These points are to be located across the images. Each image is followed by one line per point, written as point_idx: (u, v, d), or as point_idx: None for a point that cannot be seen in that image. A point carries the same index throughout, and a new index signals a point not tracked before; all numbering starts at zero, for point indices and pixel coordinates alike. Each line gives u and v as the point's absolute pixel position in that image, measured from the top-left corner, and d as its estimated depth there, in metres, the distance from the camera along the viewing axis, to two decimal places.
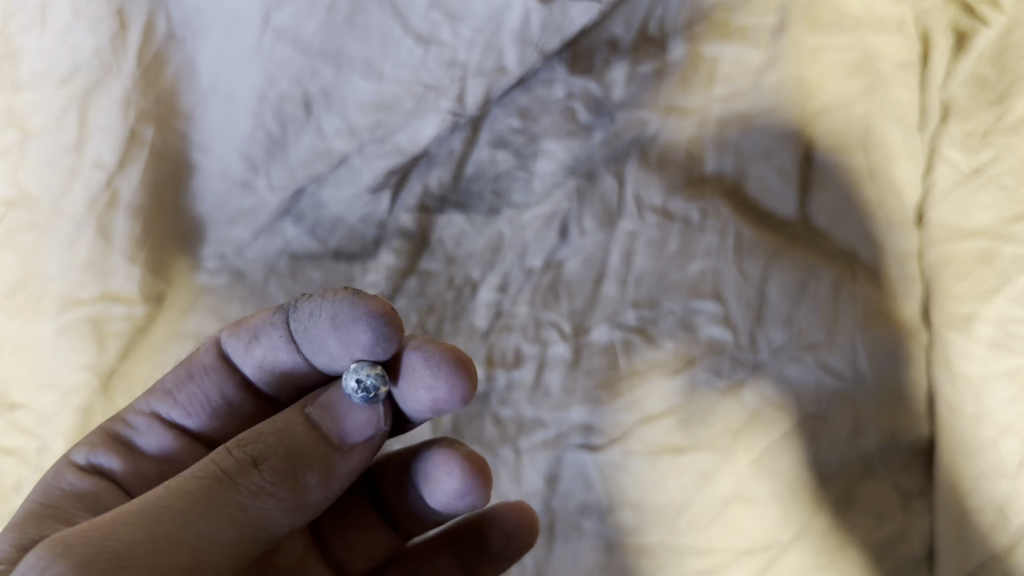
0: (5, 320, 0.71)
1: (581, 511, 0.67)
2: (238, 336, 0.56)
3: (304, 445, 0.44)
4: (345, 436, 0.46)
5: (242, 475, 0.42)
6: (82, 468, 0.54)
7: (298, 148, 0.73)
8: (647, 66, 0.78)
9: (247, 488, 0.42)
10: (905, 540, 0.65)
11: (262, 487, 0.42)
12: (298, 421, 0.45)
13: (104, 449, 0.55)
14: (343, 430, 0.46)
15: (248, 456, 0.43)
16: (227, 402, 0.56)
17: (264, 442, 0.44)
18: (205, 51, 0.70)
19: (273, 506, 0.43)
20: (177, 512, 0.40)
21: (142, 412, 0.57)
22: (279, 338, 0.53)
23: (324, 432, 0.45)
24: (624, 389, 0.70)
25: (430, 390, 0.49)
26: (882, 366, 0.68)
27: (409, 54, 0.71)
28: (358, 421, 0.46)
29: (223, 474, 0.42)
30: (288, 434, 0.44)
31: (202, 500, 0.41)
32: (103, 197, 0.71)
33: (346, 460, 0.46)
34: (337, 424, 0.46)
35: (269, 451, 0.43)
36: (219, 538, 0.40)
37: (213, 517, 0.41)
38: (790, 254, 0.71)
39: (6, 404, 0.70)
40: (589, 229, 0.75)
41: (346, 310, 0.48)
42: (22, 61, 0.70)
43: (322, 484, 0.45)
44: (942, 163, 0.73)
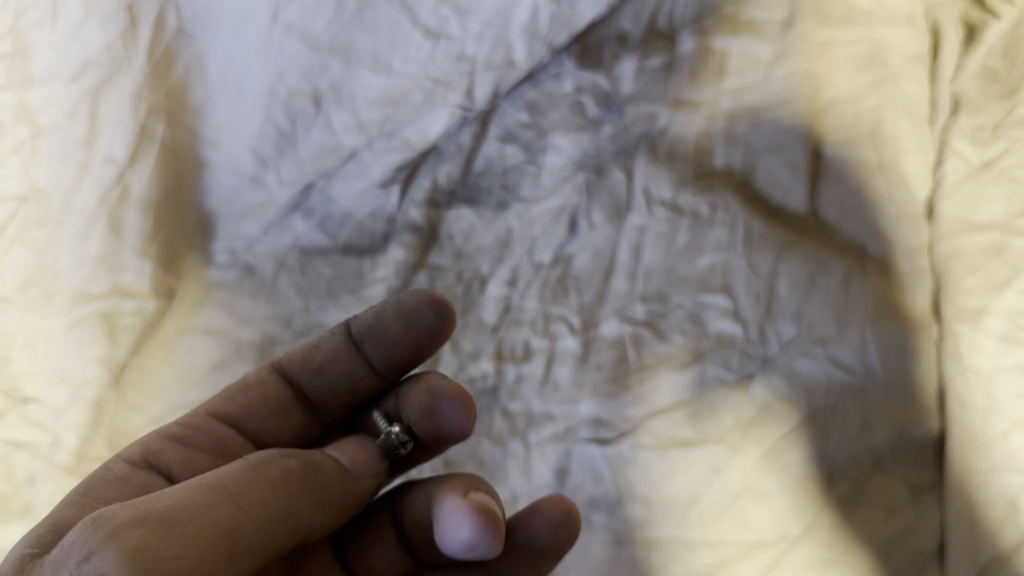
0: (16, 316, 0.70)
1: (591, 505, 0.67)
2: (296, 352, 0.62)
3: (322, 463, 0.49)
4: (355, 468, 0.54)
5: (271, 462, 0.45)
6: (133, 458, 0.55)
7: (308, 143, 0.75)
8: (656, 60, 0.79)
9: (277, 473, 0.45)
10: (915, 533, 0.64)
11: (293, 477, 0.45)
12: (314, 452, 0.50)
13: (155, 442, 0.56)
14: (355, 465, 0.51)
15: (275, 454, 0.46)
16: (286, 409, 0.61)
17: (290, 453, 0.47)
18: (216, 47, 0.72)
19: (303, 499, 0.45)
20: (214, 486, 0.42)
21: (199, 414, 0.59)
22: (340, 345, 0.60)
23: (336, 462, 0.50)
24: (634, 382, 0.70)
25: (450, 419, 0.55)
26: (892, 361, 0.67)
27: (418, 49, 0.74)
28: (364, 456, 0.55)
29: (252, 462, 0.45)
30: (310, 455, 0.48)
31: (238, 477, 0.43)
32: (115, 191, 0.72)
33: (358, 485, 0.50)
34: (349, 463, 0.54)
35: (295, 457, 0.47)
36: (261, 505, 0.42)
37: (251, 489, 0.42)
38: (801, 246, 0.72)
39: (17, 398, 0.67)
40: (598, 223, 0.75)
41: (412, 300, 0.58)
42: (34, 58, 0.71)
43: (340, 498, 0.49)
44: (951, 156, 0.73)
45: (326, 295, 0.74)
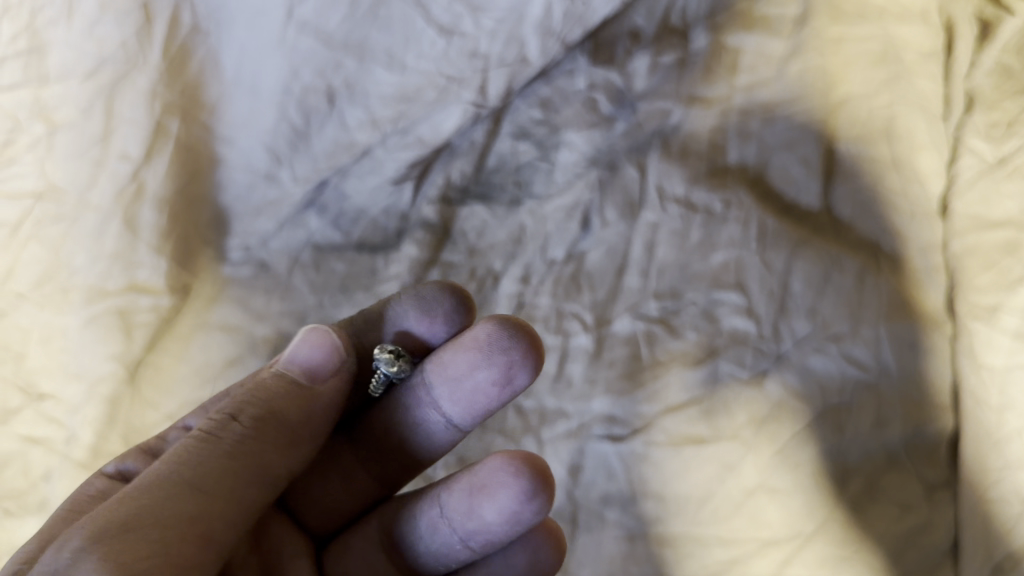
0: (33, 312, 0.71)
1: (603, 501, 0.67)
2: None
3: (273, 392, 0.50)
4: (313, 373, 0.52)
5: (223, 429, 0.48)
6: (109, 475, 0.58)
7: (321, 139, 0.73)
8: (669, 56, 0.77)
9: (232, 437, 0.47)
10: (929, 531, 0.65)
11: (245, 435, 0.48)
12: (264, 375, 0.52)
13: (133, 458, 0.59)
14: (308, 369, 0.52)
15: (225, 412, 0.49)
16: None
17: (239, 400, 0.49)
18: (229, 42, 0.70)
19: (262, 449, 0.48)
20: (175, 468, 0.45)
21: (178, 427, 0.60)
22: None
23: (289, 376, 0.51)
24: (647, 379, 0.70)
25: (490, 370, 0.56)
26: (906, 358, 0.67)
27: (432, 45, 0.71)
28: (322, 358, 0.53)
29: (207, 436, 0.47)
30: (261, 390, 0.50)
31: (196, 461, 0.46)
32: (130, 188, 0.72)
33: (320, 395, 0.52)
34: (303, 366, 0.52)
35: (244, 407, 0.49)
36: (216, 480, 0.46)
37: (214, 466, 0.46)
38: (814, 243, 0.71)
39: (34, 394, 0.70)
40: (611, 220, 0.75)
41: (435, 298, 0.60)
42: (49, 56, 0.70)
43: (303, 423, 0.51)
44: (967, 154, 0.72)
45: (339, 292, 0.75)
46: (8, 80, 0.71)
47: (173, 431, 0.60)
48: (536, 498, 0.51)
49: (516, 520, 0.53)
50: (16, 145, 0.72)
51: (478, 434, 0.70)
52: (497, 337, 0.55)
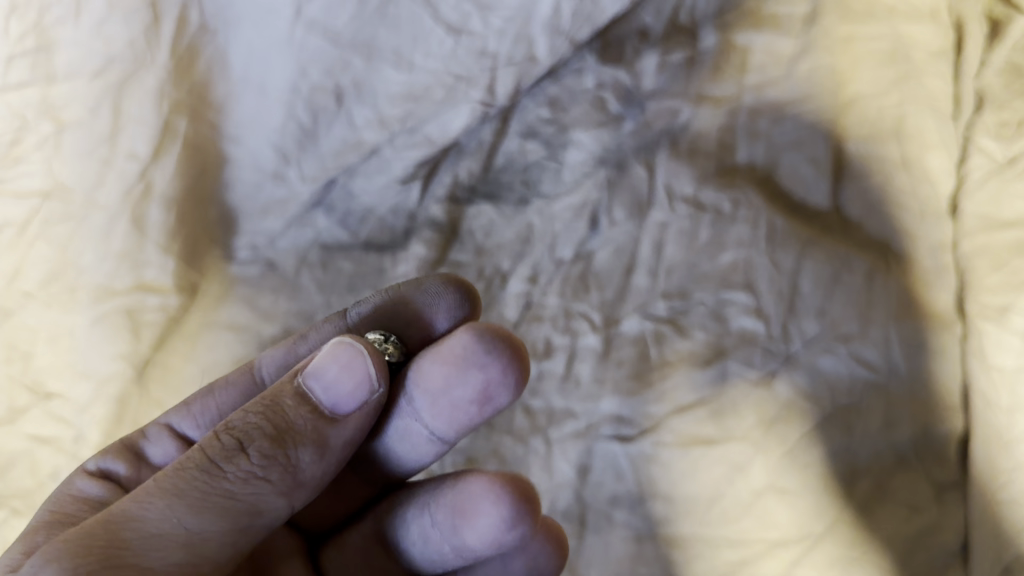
0: (40, 311, 0.71)
1: (612, 502, 0.67)
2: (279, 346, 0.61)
3: (293, 422, 0.44)
4: (335, 406, 0.46)
5: (229, 462, 0.43)
6: (90, 472, 0.56)
7: (329, 138, 0.73)
8: (678, 55, 0.77)
9: (236, 475, 0.43)
10: (938, 532, 0.64)
11: (252, 471, 0.43)
12: (286, 394, 0.45)
13: (114, 456, 0.57)
14: (330, 398, 0.45)
15: (236, 440, 0.43)
16: None
17: (253, 424, 0.44)
18: (238, 41, 0.70)
19: (264, 489, 0.43)
20: (167, 481, 0.43)
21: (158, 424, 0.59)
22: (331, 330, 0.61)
23: (310, 404, 0.45)
24: (655, 379, 0.69)
25: (440, 320, 0.57)
26: (914, 358, 0.67)
27: (440, 45, 0.71)
28: (342, 377, 0.45)
29: (211, 462, 0.43)
30: (274, 412, 0.45)
31: (191, 499, 0.42)
32: (138, 188, 0.71)
33: (339, 431, 0.46)
34: (326, 391, 0.45)
35: (251, 433, 0.44)
36: (225, 520, 0.42)
37: (202, 499, 0.42)
38: (824, 243, 0.71)
39: (41, 394, 0.70)
40: (619, 219, 0.75)
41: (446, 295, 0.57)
42: (57, 54, 0.70)
43: (316, 460, 0.45)
44: (975, 152, 0.72)
45: (347, 291, 0.75)
46: (17, 79, 0.71)
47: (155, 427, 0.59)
48: (519, 521, 0.47)
49: (496, 544, 0.48)
50: (24, 144, 0.71)
51: (485, 434, 0.70)
52: (440, 290, 0.57)
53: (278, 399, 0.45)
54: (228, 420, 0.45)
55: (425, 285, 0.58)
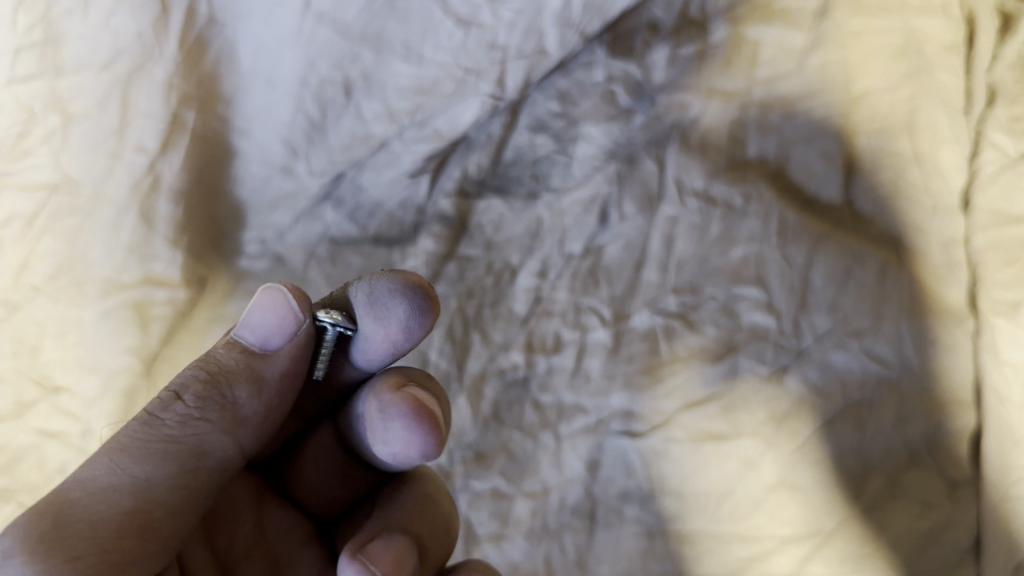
0: (48, 305, 0.70)
1: (622, 498, 0.67)
2: None
3: (221, 367, 0.49)
4: (264, 343, 0.49)
5: (166, 410, 0.48)
6: None
7: (338, 133, 0.73)
8: (688, 48, 0.77)
9: (174, 420, 0.47)
10: (951, 529, 0.64)
11: (188, 414, 0.47)
12: (219, 348, 0.50)
13: None
14: (260, 339, 0.49)
15: (173, 392, 0.48)
16: None
17: (186, 375, 0.49)
18: (246, 34, 0.69)
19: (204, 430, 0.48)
20: (113, 439, 0.47)
21: None
22: None
23: (242, 347, 0.50)
24: (666, 375, 0.69)
25: (388, 335, 0.51)
26: (927, 354, 0.67)
27: (449, 37, 0.70)
28: (268, 321, 0.49)
29: (151, 415, 0.48)
30: (208, 362, 0.49)
31: (130, 446, 0.46)
32: (145, 180, 0.71)
33: (270, 364, 0.50)
34: (255, 332, 0.49)
35: (186, 382, 0.48)
36: (166, 465, 0.46)
37: (144, 445, 0.46)
38: (835, 238, 0.71)
39: (49, 388, 0.69)
40: (629, 214, 0.75)
41: (392, 300, 0.50)
42: (65, 46, 0.68)
43: (254, 396, 0.49)
44: (988, 147, 0.72)
45: None
46: (24, 71, 0.69)
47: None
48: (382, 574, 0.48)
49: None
50: (31, 137, 0.70)
51: (494, 430, 0.70)
52: (392, 299, 0.50)
53: (211, 355, 0.50)
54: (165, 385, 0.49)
55: (376, 289, 0.50)
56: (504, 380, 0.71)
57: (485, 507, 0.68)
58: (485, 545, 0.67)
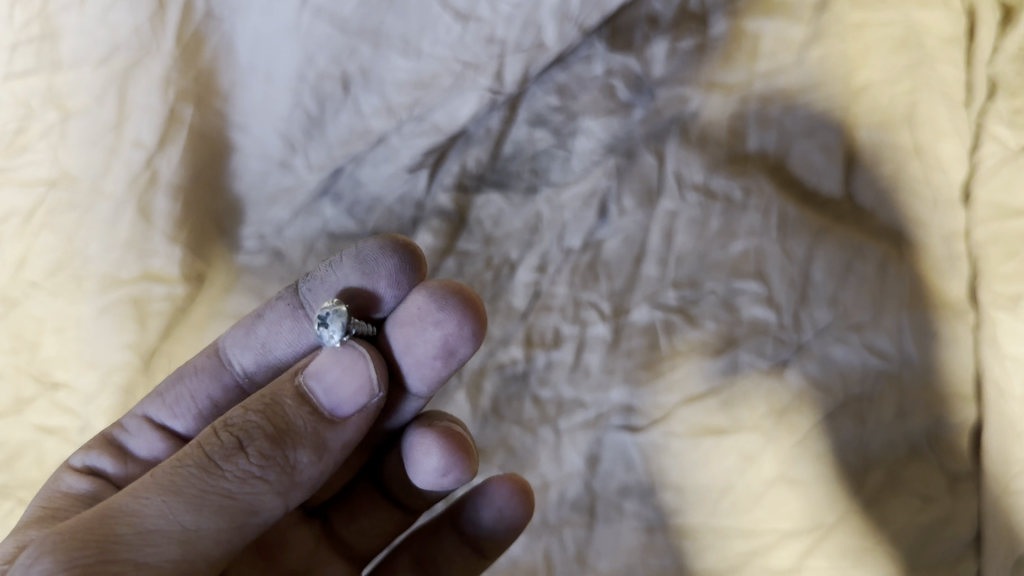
0: (47, 301, 0.70)
1: (622, 492, 0.67)
2: (239, 327, 0.59)
3: (289, 424, 0.42)
4: (335, 408, 0.43)
5: (227, 461, 0.40)
6: (77, 470, 0.56)
7: (337, 127, 0.73)
8: (688, 42, 0.76)
9: (233, 474, 0.40)
10: (952, 523, 0.64)
11: (249, 471, 0.40)
12: (287, 394, 0.43)
13: (99, 452, 0.57)
14: (333, 401, 0.43)
15: (234, 438, 0.41)
16: (214, 404, 0.58)
17: (252, 419, 0.42)
18: (243, 28, 0.69)
19: (263, 491, 0.41)
20: (164, 474, 0.40)
21: (136, 416, 0.59)
22: (284, 308, 0.57)
23: (311, 405, 0.43)
24: (665, 369, 0.69)
25: (374, 295, 0.53)
26: (927, 348, 0.66)
27: (448, 31, 0.70)
28: (347, 382, 0.43)
29: (209, 460, 0.40)
30: (276, 409, 0.42)
31: (183, 493, 0.39)
32: (144, 175, 0.71)
33: (338, 433, 0.43)
34: (326, 394, 0.43)
35: (251, 429, 0.41)
36: (219, 519, 0.40)
37: (202, 495, 0.40)
38: (836, 232, 0.70)
39: (48, 383, 0.69)
40: (628, 208, 0.74)
41: (377, 254, 0.53)
42: (62, 42, 0.69)
43: (315, 460, 0.43)
44: (988, 139, 0.71)
45: None
46: (22, 66, 0.69)
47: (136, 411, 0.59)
48: (459, 458, 0.52)
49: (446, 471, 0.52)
50: (29, 133, 0.70)
51: (494, 424, 0.70)
52: (381, 256, 0.53)
53: (277, 399, 0.43)
54: (223, 418, 0.42)
55: (365, 248, 0.54)
56: (504, 375, 0.71)
57: None
58: None
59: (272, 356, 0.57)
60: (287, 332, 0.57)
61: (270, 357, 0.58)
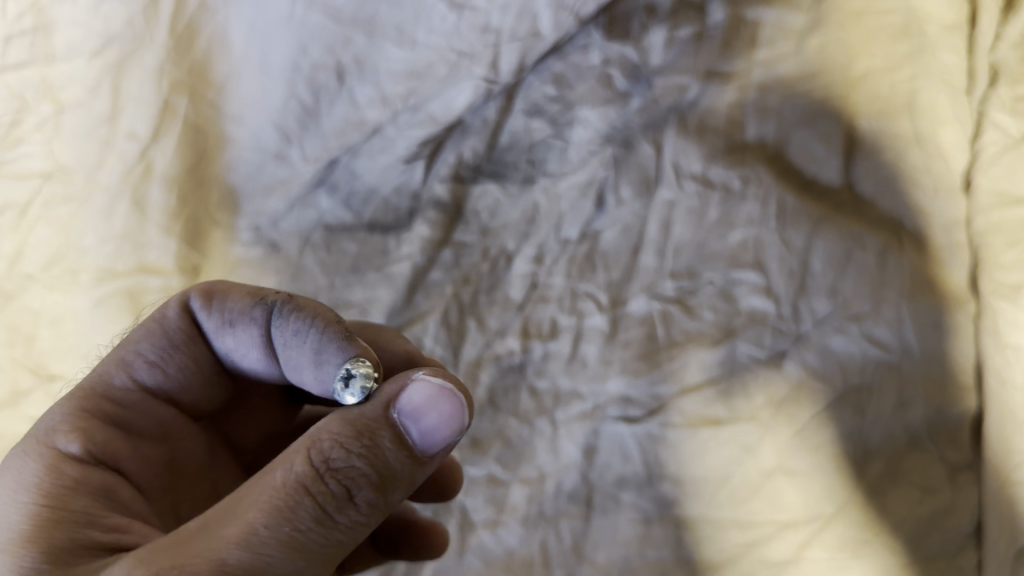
0: (43, 293, 0.70)
1: (619, 484, 0.66)
2: (217, 312, 0.56)
3: (390, 470, 0.43)
4: (427, 449, 0.44)
5: (340, 513, 0.42)
6: (81, 459, 0.50)
7: (331, 118, 0.72)
8: (686, 30, 0.76)
9: (345, 524, 0.42)
10: (952, 514, 0.62)
11: (357, 520, 0.43)
12: (384, 434, 0.43)
13: (101, 436, 0.52)
14: (427, 443, 0.44)
15: (344, 489, 0.42)
16: (208, 370, 0.59)
17: (356, 467, 0.42)
18: (238, 17, 0.69)
19: (363, 530, 0.44)
20: (279, 525, 0.40)
21: (126, 386, 0.56)
22: (255, 334, 0.55)
23: (407, 447, 0.44)
24: (663, 360, 0.69)
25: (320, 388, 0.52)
26: (928, 337, 0.66)
27: (443, 20, 0.70)
28: (444, 428, 0.44)
29: (322, 513, 0.41)
30: (377, 454, 0.43)
31: (304, 548, 0.41)
32: (138, 167, 0.71)
33: (426, 470, 0.45)
34: (421, 435, 0.44)
35: (361, 480, 0.42)
36: (325, 563, 0.42)
37: (318, 548, 0.41)
38: (835, 221, 0.70)
39: (44, 376, 0.69)
40: (626, 198, 0.74)
41: (332, 359, 0.50)
42: (55, 34, 0.70)
43: (404, 494, 0.45)
44: (990, 128, 0.70)
45: (351, 272, 0.74)
46: (16, 59, 0.71)
47: (121, 375, 0.56)
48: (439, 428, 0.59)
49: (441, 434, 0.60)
50: (23, 125, 0.71)
51: (490, 416, 0.70)
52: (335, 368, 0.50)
53: (376, 441, 0.43)
54: (324, 455, 0.42)
55: (328, 350, 0.50)
56: (500, 367, 0.71)
57: (480, 493, 0.68)
58: (481, 531, 0.67)
59: (238, 359, 0.58)
60: (252, 355, 0.57)
61: (236, 358, 0.58)
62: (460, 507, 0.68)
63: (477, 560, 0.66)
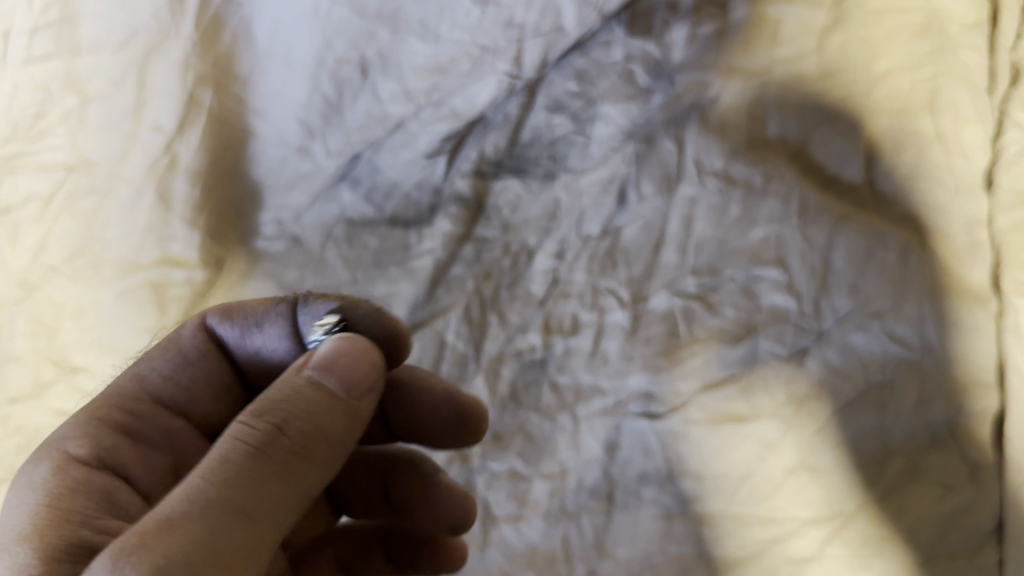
0: (66, 285, 0.70)
1: (641, 479, 0.66)
2: (233, 319, 0.58)
3: (323, 407, 0.44)
4: (349, 391, 0.45)
5: (280, 450, 0.42)
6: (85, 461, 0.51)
7: (355, 113, 0.74)
8: (707, 27, 0.76)
9: (277, 457, 0.42)
10: (974, 512, 0.62)
11: (295, 452, 0.43)
12: (300, 384, 0.45)
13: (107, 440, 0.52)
14: (350, 384, 0.45)
15: (279, 428, 0.43)
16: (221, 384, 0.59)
17: (285, 410, 0.43)
18: (262, 12, 0.71)
19: (309, 470, 0.43)
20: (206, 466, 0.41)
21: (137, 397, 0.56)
22: (280, 328, 0.57)
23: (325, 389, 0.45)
24: (684, 356, 0.69)
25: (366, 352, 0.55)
26: (951, 335, 0.66)
27: (467, 14, 0.72)
28: (360, 369, 0.46)
29: (250, 449, 0.42)
30: (302, 396, 0.44)
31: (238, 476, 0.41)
32: (163, 160, 0.72)
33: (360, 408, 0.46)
34: (337, 378, 0.45)
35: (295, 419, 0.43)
36: (273, 498, 0.42)
37: (254, 482, 0.41)
38: (857, 218, 0.70)
39: (67, 368, 0.69)
40: (647, 194, 0.74)
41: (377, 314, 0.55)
42: (81, 26, 0.70)
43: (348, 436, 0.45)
44: (1011, 127, 0.70)
45: (372, 267, 0.74)
46: (41, 50, 0.71)
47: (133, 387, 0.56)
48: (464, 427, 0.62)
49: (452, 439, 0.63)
50: (48, 118, 0.71)
51: (512, 411, 0.70)
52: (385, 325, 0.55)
53: (295, 387, 0.44)
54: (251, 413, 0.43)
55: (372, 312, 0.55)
56: (521, 362, 0.71)
57: (502, 488, 0.68)
58: (504, 526, 0.66)
59: (262, 362, 0.59)
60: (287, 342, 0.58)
61: (263, 365, 0.59)
62: (482, 500, 0.67)
63: (499, 554, 0.66)
